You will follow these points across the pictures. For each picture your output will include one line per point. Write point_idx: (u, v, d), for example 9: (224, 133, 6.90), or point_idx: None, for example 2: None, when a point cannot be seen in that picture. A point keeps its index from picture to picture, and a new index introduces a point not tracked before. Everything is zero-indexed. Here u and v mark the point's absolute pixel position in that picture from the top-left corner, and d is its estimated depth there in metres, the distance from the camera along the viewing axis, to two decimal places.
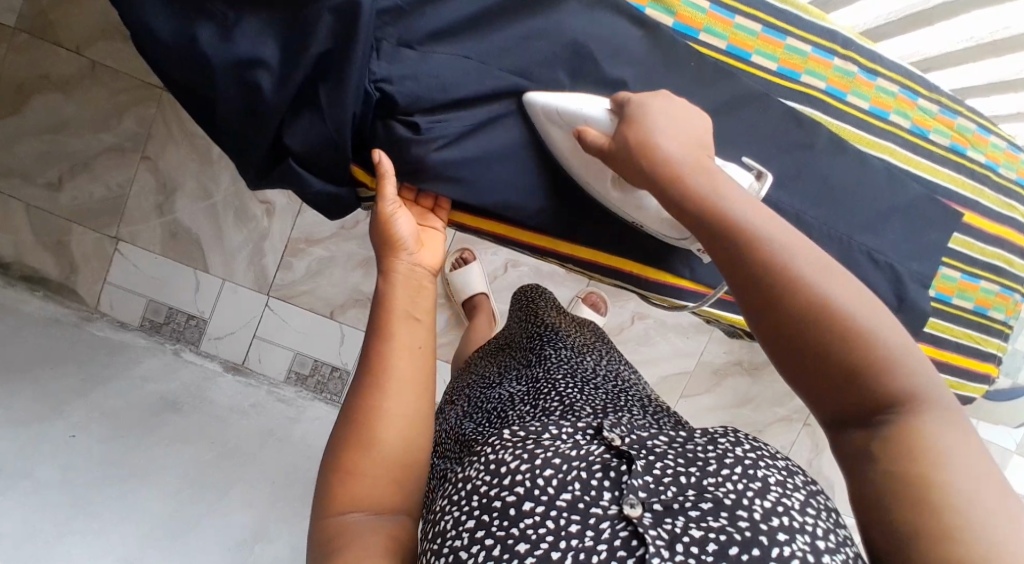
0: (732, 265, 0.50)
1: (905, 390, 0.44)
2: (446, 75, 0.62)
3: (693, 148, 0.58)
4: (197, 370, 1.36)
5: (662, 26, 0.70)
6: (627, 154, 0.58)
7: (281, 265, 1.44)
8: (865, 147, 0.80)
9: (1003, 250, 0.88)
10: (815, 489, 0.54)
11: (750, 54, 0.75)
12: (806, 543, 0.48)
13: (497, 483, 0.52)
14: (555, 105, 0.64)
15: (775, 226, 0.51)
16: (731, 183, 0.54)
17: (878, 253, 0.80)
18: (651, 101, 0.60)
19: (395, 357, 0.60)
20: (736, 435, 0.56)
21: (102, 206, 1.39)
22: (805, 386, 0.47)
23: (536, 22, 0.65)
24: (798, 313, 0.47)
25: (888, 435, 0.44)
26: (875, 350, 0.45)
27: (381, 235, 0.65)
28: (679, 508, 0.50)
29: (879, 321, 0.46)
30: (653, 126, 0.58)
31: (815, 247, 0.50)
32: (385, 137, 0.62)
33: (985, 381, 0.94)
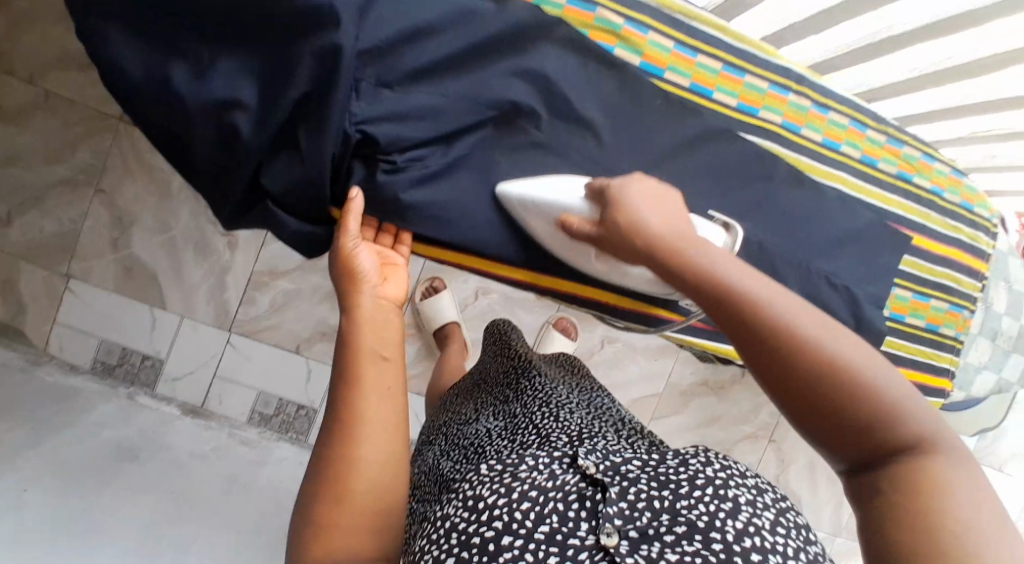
0: (741, 329, 0.52)
1: (915, 438, 0.46)
2: (423, 115, 0.63)
3: (679, 225, 0.60)
4: (155, 413, 1.31)
5: (629, 65, 0.73)
6: (615, 239, 0.62)
7: (244, 300, 1.41)
8: (820, 177, 0.84)
9: (951, 270, 0.94)
10: (784, 505, 0.56)
11: (711, 91, 0.79)
12: (777, 563, 0.50)
13: (475, 519, 0.52)
14: (530, 196, 0.68)
15: (777, 292, 0.52)
16: (723, 252, 0.56)
17: (835, 277, 0.84)
18: (629, 183, 0.63)
19: (366, 403, 0.59)
20: (705, 454, 0.56)
21: (52, 243, 1.34)
22: (823, 439, 0.48)
23: (511, 61, 0.67)
24: (811, 372, 0.48)
25: (893, 474, 0.45)
26: (883, 402, 0.47)
27: (343, 270, 0.65)
28: (654, 533, 0.51)
29: (881, 373, 0.48)
30: (637, 208, 0.61)
31: (817, 309, 0.52)
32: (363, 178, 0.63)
33: (940, 394, 0.98)
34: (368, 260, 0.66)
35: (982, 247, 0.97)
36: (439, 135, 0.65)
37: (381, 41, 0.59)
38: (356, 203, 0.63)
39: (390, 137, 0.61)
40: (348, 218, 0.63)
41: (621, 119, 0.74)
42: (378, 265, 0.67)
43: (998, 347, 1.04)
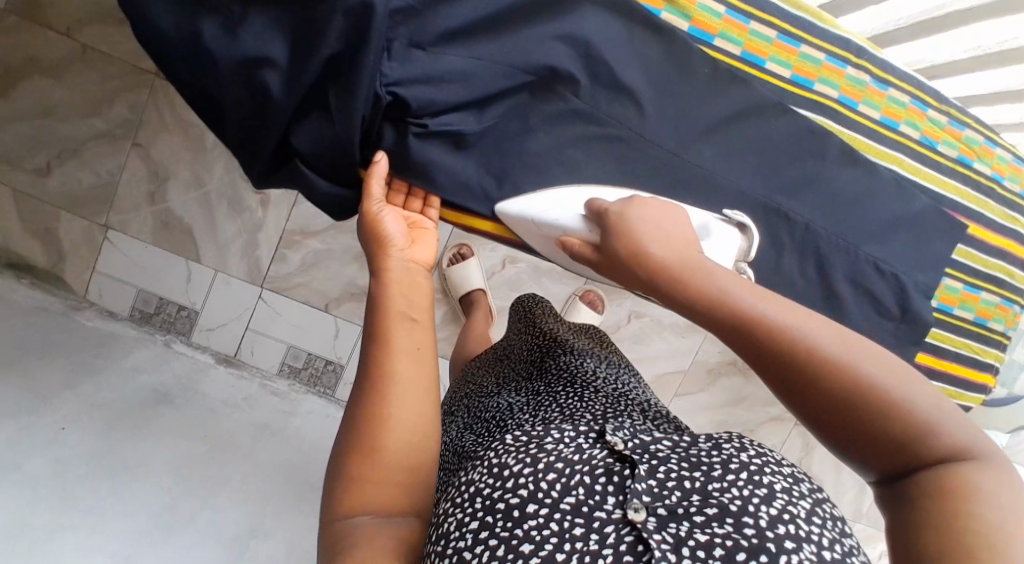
0: (761, 353, 0.51)
1: (952, 446, 0.46)
2: (456, 77, 0.61)
3: (680, 241, 0.61)
4: (188, 363, 1.35)
5: (676, 31, 0.69)
6: (615, 266, 0.62)
7: (276, 257, 1.43)
8: (874, 156, 0.79)
9: (1005, 262, 0.89)
10: (821, 497, 0.54)
11: (764, 61, 0.74)
12: (813, 552, 0.48)
13: (500, 486, 0.52)
14: (532, 213, 0.69)
15: (782, 309, 0.52)
16: (727, 270, 0.56)
17: (883, 264, 0.80)
18: (628, 207, 0.63)
19: (396, 361, 0.59)
20: (739, 441, 0.56)
21: (92, 193, 1.37)
22: (860, 456, 0.48)
23: (551, 24, 0.64)
24: (838, 392, 0.48)
25: (922, 481, 0.45)
26: (915, 414, 0.47)
27: (370, 232, 0.65)
28: (683, 512, 0.50)
29: (903, 381, 0.48)
30: (637, 232, 0.61)
31: (823, 317, 0.52)
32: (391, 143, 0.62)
33: (983, 390, 0.94)
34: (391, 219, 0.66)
35: None
36: (471, 99, 0.63)
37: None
38: (382, 168, 0.63)
39: (422, 100, 0.60)
40: (375, 181, 0.63)
41: (663, 89, 0.71)
42: (404, 227, 0.67)
43: None
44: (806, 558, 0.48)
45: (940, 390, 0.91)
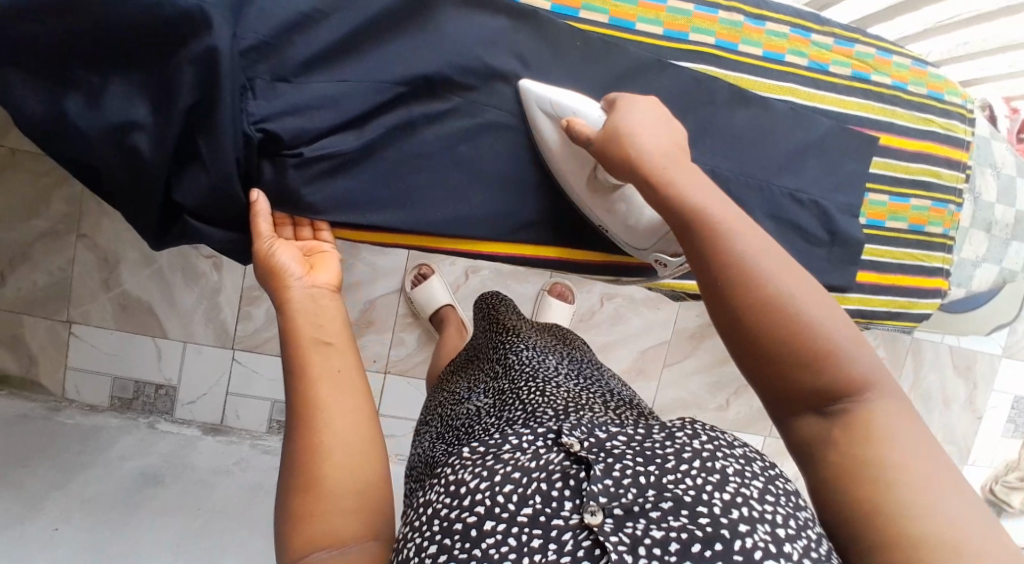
0: (707, 268, 0.56)
1: (860, 379, 0.51)
2: (326, 102, 0.62)
3: (672, 144, 0.64)
4: (174, 439, 1.37)
5: (540, 11, 0.70)
6: (609, 141, 0.64)
7: (240, 316, 1.45)
8: (765, 92, 0.80)
9: (931, 166, 0.90)
10: (773, 473, 0.56)
11: (634, 23, 0.74)
12: (767, 533, 0.50)
13: (456, 505, 0.53)
14: (550, 97, 0.68)
15: (740, 233, 0.56)
16: (707, 190, 0.60)
17: (799, 193, 0.81)
18: (638, 103, 0.66)
19: (320, 389, 0.59)
20: (692, 427, 0.57)
21: (49, 293, 1.38)
22: (777, 379, 0.53)
23: (412, 34, 0.65)
24: (767, 315, 0.53)
25: (848, 423, 0.51)
26: (832, 343, 0.52)
27: (264, 270, 0.65)
28: (640, 510, 0.50)
29: (836, 322, 0.53)
30: (638, 127, 0.64)
31: (776, 248, 0.56)
32: (274, 181, 0.63)
33: (938, 295, 0.93)
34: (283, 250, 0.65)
35: (959, 135, 0.92)
36: (346, 120, 0.63)
37: (264, 35, 0.58)
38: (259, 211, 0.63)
39: (294, 132, 0.60)
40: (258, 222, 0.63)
41: (544, 70, 0.70)
42: (300, 258, 0.66)
43: (994, 238, 0.99)
44: (761, 540, 0.49)
45: (893, 305, 0.90)
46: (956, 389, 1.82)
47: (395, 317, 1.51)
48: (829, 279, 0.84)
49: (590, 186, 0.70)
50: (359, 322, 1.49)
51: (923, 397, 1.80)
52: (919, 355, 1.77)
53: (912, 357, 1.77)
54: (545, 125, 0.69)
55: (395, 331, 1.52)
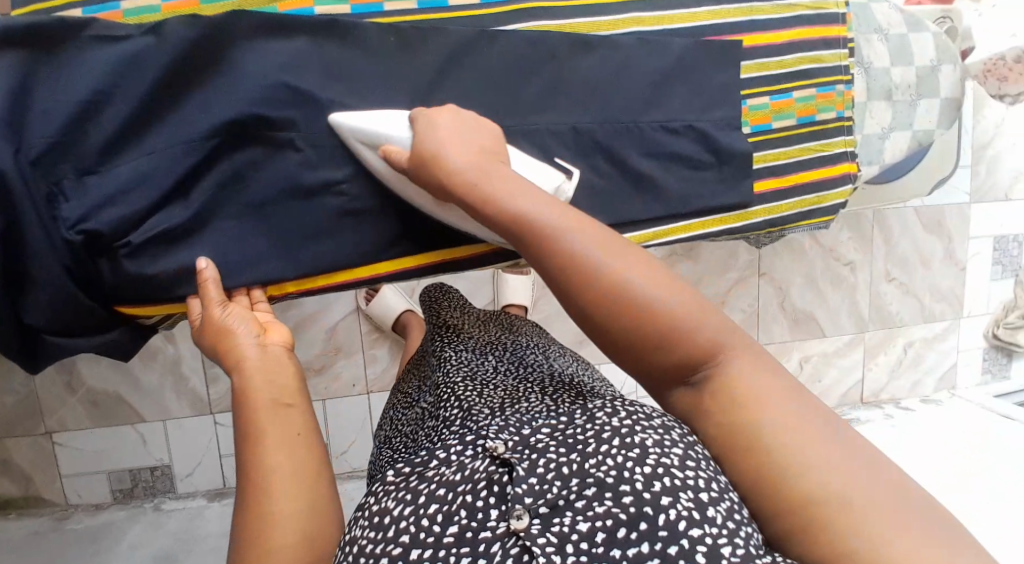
0: (550, 272, 0.57)
1: (709, 343, 0.55)
2: (136, 183, 0.63)
3: (480, 152, 0.63)
4: (182, 514, 1.43)
5: (339, 19, 0.67)
6: (423, 169, 0.62)
7: (209, 380, 1.45)
8: (610, 31, 0.77)
9: (808, 51, 0.85)
10: (692, 439, 0.55)
11: (446, 0, 0.71)
12: (690, 499, 0.49)
13: (382, 539, 0.51)
14: (352, 126, 0.66)
15: (570, 228, 0.56)
16: (527, 190, 0.59)
17: (670, 122, 0.79)
18: (438, 118, 0.65)
19: (273, 453, 0.58)
20: (613, 406, 0.57)
21: (20, 410, 1.39)
22: (640, 360, 0.56)
23: (212, 86, 0.64)
24: (611, 308, 0.54)
25: (713, 389, 0.55)
26: (677, 318, 0.54)
27: (213, 336, 0.64)
28: (565, 504, 0.49)
29: (674, 293, 0.55)
30: (447, 144, 0.63)
31: (602, 232, 0.57)
32: (113, 275, 0.65)
33: (846, 181, 0.89)
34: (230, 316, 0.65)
35: (830, 11, 0.87)
36: (165, 193, 0.64)
37: (54, 136, 0.61)
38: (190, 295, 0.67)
39: (114, 221, 0.62)
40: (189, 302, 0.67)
41: (363, 79, 0.68)
42: (255, 322, 0.66)
43: (896, 104, 0.94)
44: (683, 509, 0.49)
45: (802, 205, 0.87)
46: (931, 246, 1.86)
47: (361, 337, 1.50)
48: (724, 199, 0.82)
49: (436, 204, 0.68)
50: (327, 352, 1.49)
51: (898, 263, 1.85)
52: (885, 227, 1.82)
53: (879, 230, 1.82)
54: (366, 156, 0.68)
55: (365, 350, 1.51)
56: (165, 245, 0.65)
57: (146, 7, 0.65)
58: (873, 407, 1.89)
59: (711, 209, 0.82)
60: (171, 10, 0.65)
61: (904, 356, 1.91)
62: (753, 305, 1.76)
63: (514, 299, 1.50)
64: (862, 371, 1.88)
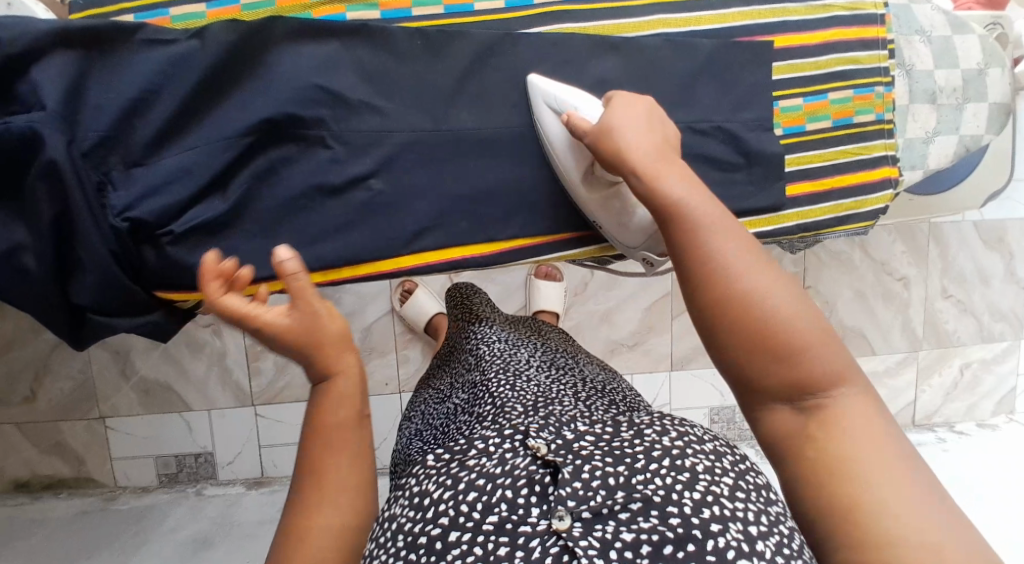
0: (687, 256, 0.59)
1: (832, 369, 0.55)
2: (177, 175, 0.67)
3: (661, 142, 0.66)
4: (221, 501, 1.48)
5: (369, 23, 0.71)
6: (604, 141, 0.66)
7: (250, 373, 1.51)
8: (633, 32, 0.78)
9: (844, 53, 0.84)
10: (743, 466, 0.60)
11: (472, 4, 0.75)
12: (739, 531, 0.52)
13: (421, 518, 0.55)
14: (547, 93, 0.72)
15: (719, 227, 0.59)
16: (693, 186, 0.62)
17: (697, 123, 0.79)
18: (630, 103, 0.69)
19: (331, 464, 0.58)
20: (662, 426, 0.60)
21: (77, 395, 1.48)
22: (753, 363, 0.56)
23: (253, 85, 0.69)
24: (737, 302, 0.56)
25: (822, 417, 0.55)
26: (809, 332, 0.55)
27: (308, 343, 0.58)
28: (608, 512, 0.51)
29: (809, 315, 0.56)
30: (627, 125, 0.67)
31: (754, 242, 0.59)
32: (157, 260, 0.69)
33: (888, 186, 0.86)
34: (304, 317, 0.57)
35: (869, 11, 0.85)
36: (205, 185, 0.68)
37: (104, 131, 0.65)
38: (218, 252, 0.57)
39: (158, 210, 0.66)
40: (206, 256, 0.56)
41: (391, 80, 0.72)
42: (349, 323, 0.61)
43: (942, 108, 0.91)
44: (733, 539, 0.51)
45: (841, 209, 0.85)
46: (992, 263, 1.77)
47: (395, 337, 1.54)
48: (756, 200, 0.81)
49: (584, 180, 0.73)
50: (363, 350, 1.53)
51: (957, 279, 1.77)
52: (942, 243, 1.74)
53: (936, 246, 1.74)
54: (546, 120, 0.73)
55: (398, 350, 1.54)
56: (205, 235, 0.69)
57: (192, 14, 0.70)
58: (925, 430, 1.80)
59: (743, 211, 0.81)
60: (215, 16, 0.70)
61: (961, 378, 1.82)
62: None
63: (546, 305, 1.50)
64: (914, 392, 1.80)
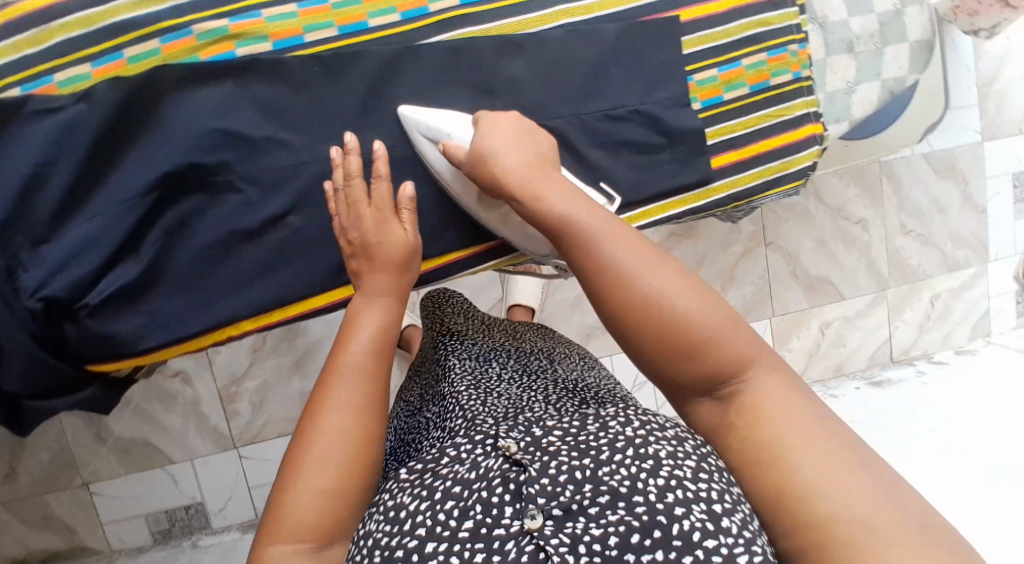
0: (587, 269, 0.59)
1: (738, 356, 0.57)
2: (86, 245, 0.65)
3: (535, 159, 0.66)
4: (218, 547, 1.47)
5: (259, 57, 0.69)
6: (479, 169, 0.66)
7: (228, 416, 1.48)
8: (536, 27, 0.77)
9: (753, 16, 0.82)
10: (705, 449, 0.55)
11: (366, 22, 0.72)
12: (703, 512, 0.48)
13: (396, 531, 0.49)
14: (422, 121, 0.71)
15: (612, 236, 0.59)
16: (577, 198, 0.62)
17: (613, 109, 0.78)
18: (498, 120, 0.69)
19: (331, 385, 0.61)
20: (623, 415, 0.54)
21: (57, 466, 1.44)
22: (666, 364, 0.57)
23: (150, 143, 0.67)
24: (642, 307, 0.57)
25: (740, 405, 0.56)
26: (714, 323, 0.57)
27: (394, 256, 0.68)
28: (578, 508, 0.47)
29: (709, 306, 0.58)
30: (500, 145, 0.66)
31: (646, 244, 0.60)
32: (81, 334, 0.67)
33: (812, 143, 0.86)
34: (371, 230, 0.69)
35: None
36: (117, 251, 0.66)
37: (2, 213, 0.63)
38: (379, 146, 0.71)
39: (72, 284, 0.65)
40: (348, 135, 0.70)
41: (294, 115, 0.70)
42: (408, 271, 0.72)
43: (860, 56, 0.90)
44: (698, 521, 0.47)
45: (768, 172, 0.85)
46: (947, 193, 1.79)
47: None
48: (681, 178, 0.81)
49: (480, 203, 0.72)
50: None
51: (915, 214, 1.78)
52: (895, 180, 1.75)
53: (889, 183, 1.75)
54: (427, 149, 0.72)
55: None
56: (124, 299, 0.68)
57: (79, 76, 0.66)
58: (904, 365, 1.83)
59: (669, 191, 0.81)
60: (101, 75, 0.66)
61: (932, 309, 1.84)
62: (763, 276, 1.72)
63: (521, 299, 1.49)
64: (889, 329, 1.82)
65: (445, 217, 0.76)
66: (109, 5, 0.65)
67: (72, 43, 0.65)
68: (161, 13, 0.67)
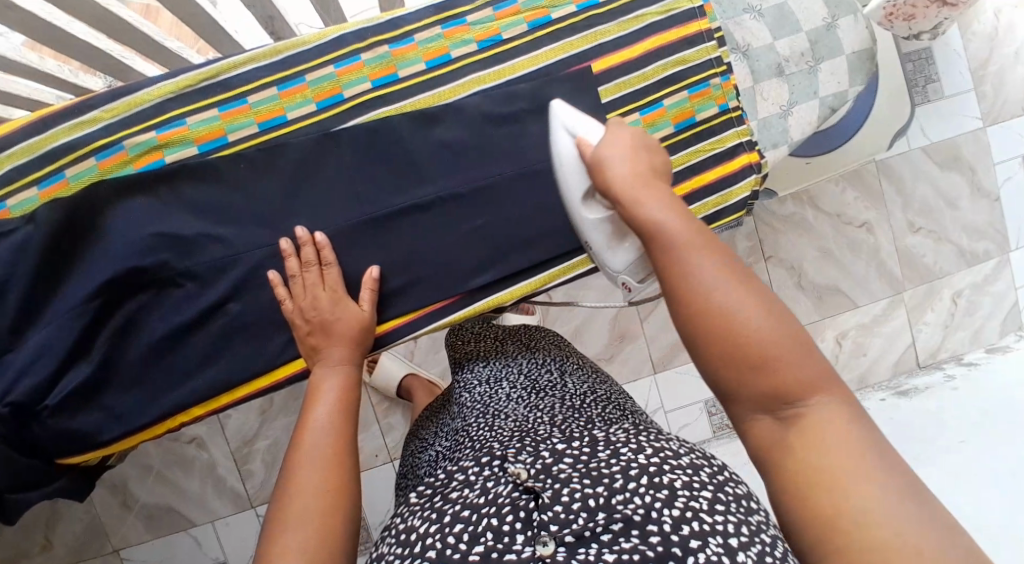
0: (664, 273, 0.56)
1: (807, 378, 0.51)
2: (43, 350, 0.70)
3: (647, 168, 0.62)
4: None
5: (187, 163, 0.74)
6: (595, 171, 0.63)
7: (243, 476, 1.53)
8: (450, 98, 0.79)
9: (669, 57, 0.83)
10: (722, 477, 0.53)
11: (286, 115, 0.77)
12: (719, 545, 0.46)
13: (409, 553, 0.49)
14: (565, 117, 0.70)
15: (704, 244, 0.55)
16: (677, 202, 0.58)
17: (536, 164, 0.80)
18: (618, 129, 0.66)
19: (305, 440, 0.63)
20: (638, 444, 0.53)
21: (88, 534, 1.52)
22: (722, 376, 0.53)
23: (96, 250, 0.72)
24: (709, 319, 0.52)
25: (801, 427, 0.51)
26: (783, 344, 0.51)
27: (358, 334, 0.73)
28: (591, 535, 0.46)
29: (787, 330, 0.52)
30: (608, 152, 0.63)
31: (736, 259, 0.55)
32: (46, 431, 0.72)
33: (750, 171, 0.84)
34: (328, 309, 0.72)
35: (686, 8, 0.84)
36: (71, 352, 0.71)
37: None
38: (323, 234, 0.75)
39: (32, 387, 0.70)
40: (302, 228, 0.74)
41: (226, 209, 0.75)
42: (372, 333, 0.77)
43: (789, 78, 0.87)
44: (714, 554, 0.45)
45: (704, 209, 0.84)
46: (954, 185, 1.71)
47: (373, 408, 1.51)
48: None
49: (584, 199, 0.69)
50: None
51: (921, 210, 1.71)
52: (895, 177, 1.69)
53: (888, 181, 1.69)
54: (561, 138, 0.70)
55: (380, 420, 1.51)
56: (83, 396, 0.73)
57: (28, 199, 0.72)
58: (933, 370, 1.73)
59: None
60: (47, 196, 0.72)
61: (956, 308, 1.75)
62: None
63: None
64: (910, 333, 1.74)
65: (382, 285, 0.78)
66: (45, 134, 0.72)
67: (20, 170, 0.72)
68: (94, 134, 0.72)
